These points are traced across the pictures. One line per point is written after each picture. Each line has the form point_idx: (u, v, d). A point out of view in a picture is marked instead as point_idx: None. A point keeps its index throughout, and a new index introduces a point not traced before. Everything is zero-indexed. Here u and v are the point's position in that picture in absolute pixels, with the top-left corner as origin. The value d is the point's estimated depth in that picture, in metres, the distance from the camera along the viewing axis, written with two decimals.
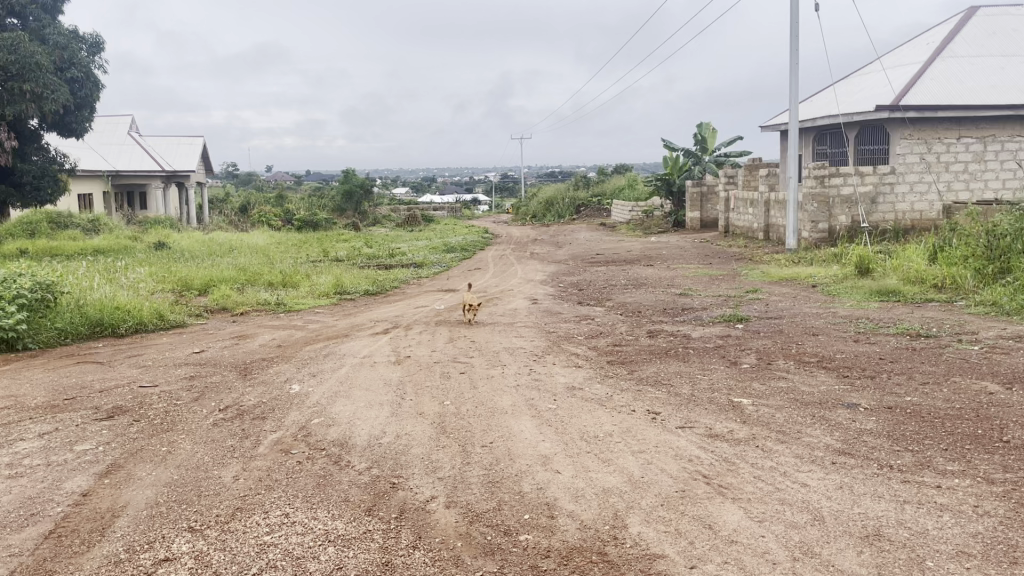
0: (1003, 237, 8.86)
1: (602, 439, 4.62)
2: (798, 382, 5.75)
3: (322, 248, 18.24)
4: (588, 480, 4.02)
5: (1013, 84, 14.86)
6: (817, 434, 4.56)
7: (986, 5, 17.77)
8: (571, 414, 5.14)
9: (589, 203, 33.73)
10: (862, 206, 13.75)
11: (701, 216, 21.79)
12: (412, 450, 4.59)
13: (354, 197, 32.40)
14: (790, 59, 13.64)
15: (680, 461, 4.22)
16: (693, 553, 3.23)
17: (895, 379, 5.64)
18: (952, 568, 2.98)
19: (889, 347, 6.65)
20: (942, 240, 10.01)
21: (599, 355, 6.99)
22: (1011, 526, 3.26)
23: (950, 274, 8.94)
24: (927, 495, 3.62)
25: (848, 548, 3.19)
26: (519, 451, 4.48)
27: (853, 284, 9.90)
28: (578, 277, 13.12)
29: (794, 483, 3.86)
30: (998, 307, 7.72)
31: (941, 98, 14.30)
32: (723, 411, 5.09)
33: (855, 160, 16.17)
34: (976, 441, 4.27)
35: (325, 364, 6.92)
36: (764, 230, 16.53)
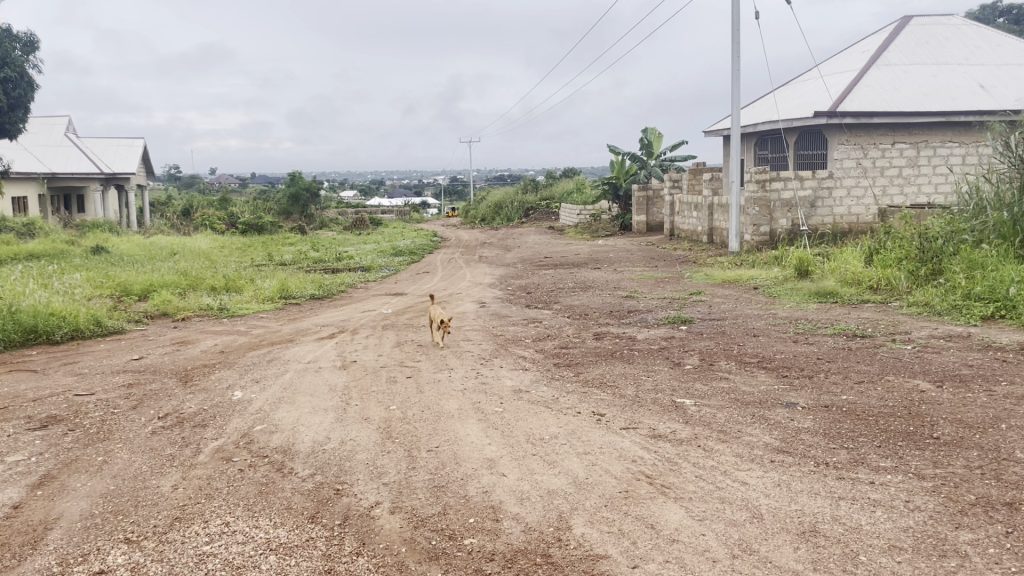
0: (935, 239, 9.18)
1: (548, 442, 4.64)
2: (738, 382, 5.87)
3: (267, 252, 17.97)
4: (533, 482, 4.05)
5: (945, 91, 15.41)
6: (756, 433, 4.65)
7: (917, 16, 18.43)
8: (518, 417, 5.17)
9: (538, 206, 33.95)
10: (801, 210, 14.10)
11: (647, 220, 22.04)
12: (357, 455, 4.55)
13: (301, 200, 31.91)
14: (732, 66, 13.93)
15: (624, 462, 4.27)
16: (635, 553, 3.27)
17: (832, 378, 5.79)
18: (885, 562, 3.07)
19: (827, 347, 6.83)
20: (877, 243, 10.33)
21: (545, 357, 7.03)
22: (940, 520, 3.37)
23: (885, 275, 9.23)
24: (860, 491, 3.73)
25: (785, 544, 3.27)
26: (465, 455, 4.48)
27: (792, 286, 10.15)
28: (526, 280, 13.18)
29: (734, 481, 3.93)
30: (930, 308, 7.99)
31: (877, 104, 14.77)
32: (667, 412, 5.18)
33: (796, 165, 16.56)
34: (907, 438, 4.41)
35: (269, 370, 6.81)
36: (708, 233, 16.82)
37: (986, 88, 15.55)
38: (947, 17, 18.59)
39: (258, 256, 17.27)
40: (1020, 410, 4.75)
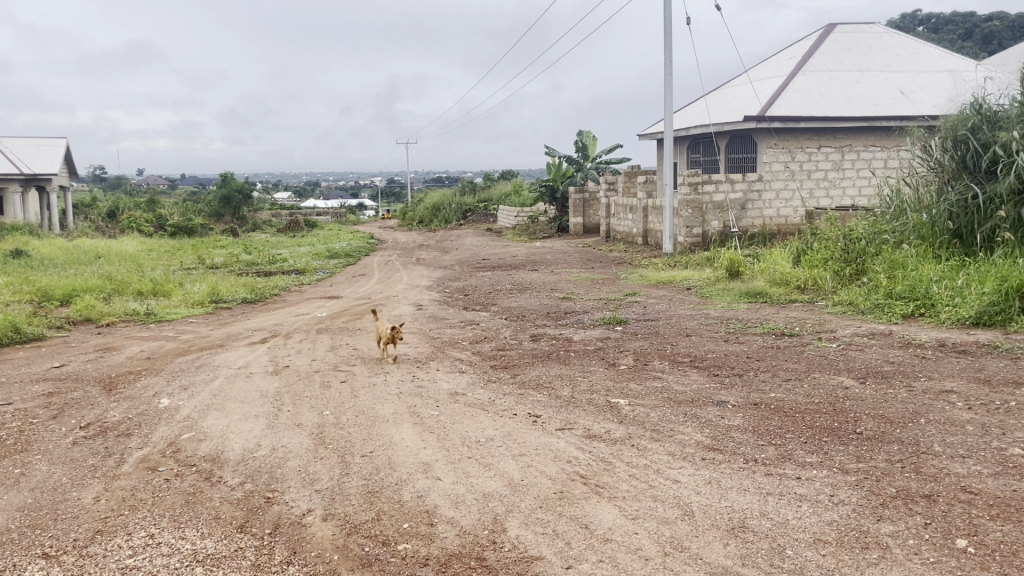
0: (859, 241, 9.50)
1: (484, 444, 4.63)
2: (671, 381, 5.95)
3: (197, 254, 17.52)
4: (469, 485, 4.03)
5: (867, 97, 15.96)
6: (688, 431, 4.74)
7: (840, 24, 19.04)
8: (454, 419, 5.14)
9: (476, 209, 33.85)
10: (732, 212, 14.41)
11: (584, 221, 22.24)
12: (288, 462, 4.47)
13: (233, 202, 31.23)
14: (665, 71, 14.18)
15: (559, 463, 4.29)
16: (569, 553, 3.29)
17: (761, 376, 5.94)
18: (810, 556, 3.15)
19: (757, 346, 6.99)
20: (804, 244, 10.64)
21: (481, 360, 7.02)
22: (863, 513, 3.48)
23: (812, 275, 9.51)
24: (787, 486, 3.82)
25: (715, 540, 3.33)
26: (400, 459, 4.44)
27: (724, 286, 10.37)
28: (464, 282, 13.15)
29: (666, 479, 4.00)
30: (855, 307, 8.24)
31: (803, 109, 15.22)
32: (601, 411, 5.23)
33: (727, 168, 16.94)
34: (832, 434, 4.54)
35: (198, 376, 6.64)
36: (642, 235, 17.07)
37: (906, 95, 16.16)
38: (870, 26, 19.25)
39: (188, 259, 16.81)
40: (938, 405, 4.94)
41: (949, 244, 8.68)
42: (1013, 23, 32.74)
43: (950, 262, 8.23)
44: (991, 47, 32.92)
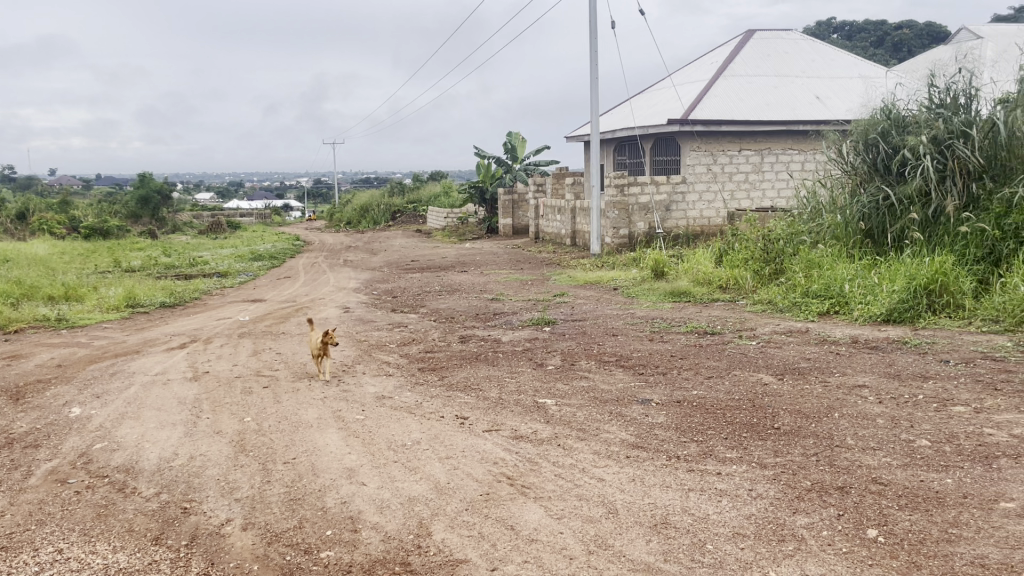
0: (777, 241, 9.77)
1: (410, 448, 4.59)
2: (597, 381, 6.01)
3: (113, 258, 16.86)
4: (394, 489, 3.99)
5: (785, 102, 16.49)
6: (613, 429, 4.79)
7: (759, 31, 19.61)
8: (379, 423, 5.08)
9: (404, 209, 33.60)
10: (657, 214, 14.67)
11: (513, 223, 22.31)
12: (207, 470, 4.34)
13: (151, 203, 30.18)
14: (590, 73, 14.34)
15: (485, 464, 4.29)
16: (495, 555, 3.28)
17: (684, 374, 6.05)
18: (730, 550, 3.22)
19: (680, 344, 7.13)
20: (725, 245, 10.90)
21: (409, 362, 6.96)
22: (779, 506, 3.58)
23: (732, 275, 9.76)
24: (708, 481, 3.90)
25: (637, 537, 3.37)
26: (324, 465, 4.36)
27: (650, 286, 10.56)
28: (392, 283, 13.02)
29: (591, 478, 4.03)
30: (774, 306, 8.48)
31: (724, 113, 15.62)
32: (529, 412, 5.24)
33: (652, 171, 17.26)
34: (751, 429, 4.67)
35: (112, 384, 6.38)
36: (571, 236, 17.23)
37: (822, 100, 16.74)
38: (787, 32, 19.87)
39: (102, 262, 16.17)
40: (851, 399, 5.12)
41: (861, 244, 9.01)
42: (920, 32, 34.45)
43: (862, 261, 8.54)
44: (901, 55, 34.56)
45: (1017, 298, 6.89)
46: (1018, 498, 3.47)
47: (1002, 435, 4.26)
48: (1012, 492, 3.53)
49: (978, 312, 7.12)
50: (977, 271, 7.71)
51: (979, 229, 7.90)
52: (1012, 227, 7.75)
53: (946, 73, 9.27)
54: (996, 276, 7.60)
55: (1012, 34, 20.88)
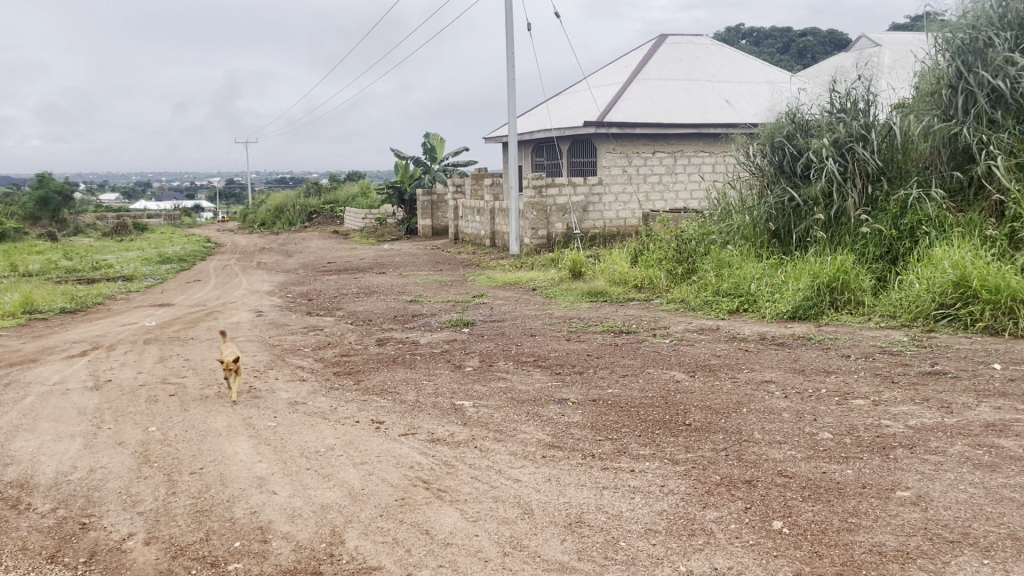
0: (689, 241, 10.01)
1: (323, 454, 4.50)
2: (515, 381, 6.04)
3: (10, 261, 15.99)
4: (306, 498, 3.90)
5: (696, 105, 16.95)
6: (529, 430, 4.81)
7: (670, 35, 20.08)
8: (292, 430, 4.96)
9: (321, 210, 33.00)
10: (575, 215, 14.85)
11: (432, 223, 22.19)
12: (108, 484, 4.16)
13: (52, 204, 28.76)
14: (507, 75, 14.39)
15: (401, 469, 4.24)
16: (409, 560, 3.25)
17: (600, 373, 6.12)
18: (641, 546, 3.27)
19: (596, 343, 7.23)
20: (641, 245, 11.10)
21: (324, 366, 6.83)
22: (690, 501, 3.66)
23: (647, 274, 9.96)
24: (622, 479, 3.95)
25: (552, 537, 3.39)
26: (233, 475, 4.24)
27: (568, 286, 10.68)
28: (307, 286, 12.77)
29: (507, 479, 4.03)
30: (688, 304, 8.69)
31: (639, 116, 15.94)
32: (446, 415, 5.21)
33: (570, 172, 17.43)
34: (664, 425, 4.76)
35: (6, 396, 6.05)
36: (490, 237, 17.26)
37: (731, 104, 17.27)
38: (698, 37, 20.43)
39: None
40: (758, 394, 5.28)
41: (769, 243, 9.31)
42: (823, 39, 35.97)
43: (769, 260, 8.82)
44: (806, 61, 36.00)
45: (912, 295, 7.24)
46: (913, 486, 3.63)
47: (898, 426, 4.46)
48: (907, 481, 3.70)
49: (877, 308, 7.44)
50: (876, 269, 8.07)
51: (878, 229, 8.26)
52: (907, 227, 8.13)
53: (846, 79, 9.64)
54: (893, 274, 7.97)
55: (906, 42, 21.94)
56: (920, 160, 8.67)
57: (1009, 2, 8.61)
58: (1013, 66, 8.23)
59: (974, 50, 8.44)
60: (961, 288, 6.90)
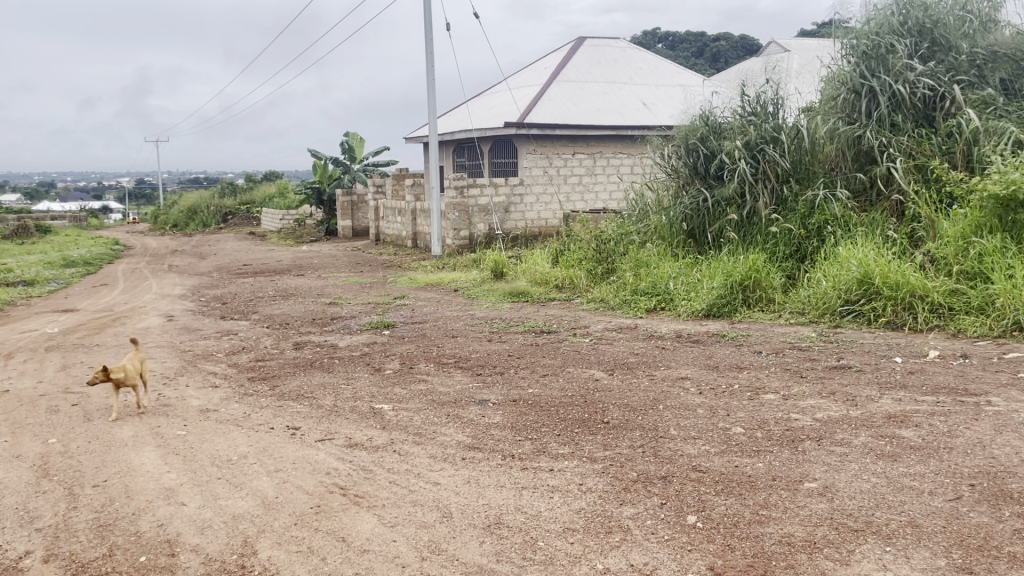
0: (608, 241, 10.14)
1: (236, 463, 4.36)
2: (435, 383, 5.99)
3: None
4: (217, 508, 3.77)
5: (614, 107, 17.21)
6: (449, 432, 4.78)
7: (588, 38, 20.32)
8: (203, 438, 4.80)
9: (237, 210, 32.14)
10: (496, 215, 14.86)
11: (352, 224, 21.86)
12: (3, 500, 3.93)
13: None
14: (427, 76, 14.31)
15: (317, 475, 4.14)
16: (323, 570, 3.17)
17: (520, 374, 6.13)
18: (560, 545, 3.28)
19: (518, 344, 7.24)
20: (561, 245, 11.19)
21: (238, 372, 6.64)
22: (608, 498, 3.69)
23: (568, 274, 10.04)
24: (541, 479, 3.96)
25: (471, 540, 3.37)
26: (140, 486, 4.07)
27: (490, 287, 10.69)
28: (222, 289, 12.41)
29: (426, 483, 3.99)
30: (607, 303, 8.79)
31: (558, 117, 16.08)
32: (364, 419, 5.13)
33: (491, 173, 17.45)
34: (583, 424, 4.79)
35: None
36: (411, 238, 17.10)
37: (648, 106, 17.60)
38: (616, 40, 20.75)
39: None
40: (674, 391, 5.38)
41: (685, 243, 9.50)
42: (735, 44, 37.16)
43: (685, 260, 8.99)
44: (719, 65, 37.09)
45: (820, 292, 7.49)
46: (820, 477, 3.75)
47: (806, 419, 4.61)
48: (814, 472, 3.82)
49: (786, 305, 7.68)
50: (786, 268, 8.32)
51: (787, 228, 8.53)
52: (815, 226, 8.42)
53: (756, 83, 9.93)
54: (801, 272, 8.23)
55: (814, 49, 22.77)
56: (826, 161, 8.99)
57: (908, 10, 9.03)
58: (912, 72, 8.64)
59: (876, 56, 8.83)
60: (865, 286, 7.20)
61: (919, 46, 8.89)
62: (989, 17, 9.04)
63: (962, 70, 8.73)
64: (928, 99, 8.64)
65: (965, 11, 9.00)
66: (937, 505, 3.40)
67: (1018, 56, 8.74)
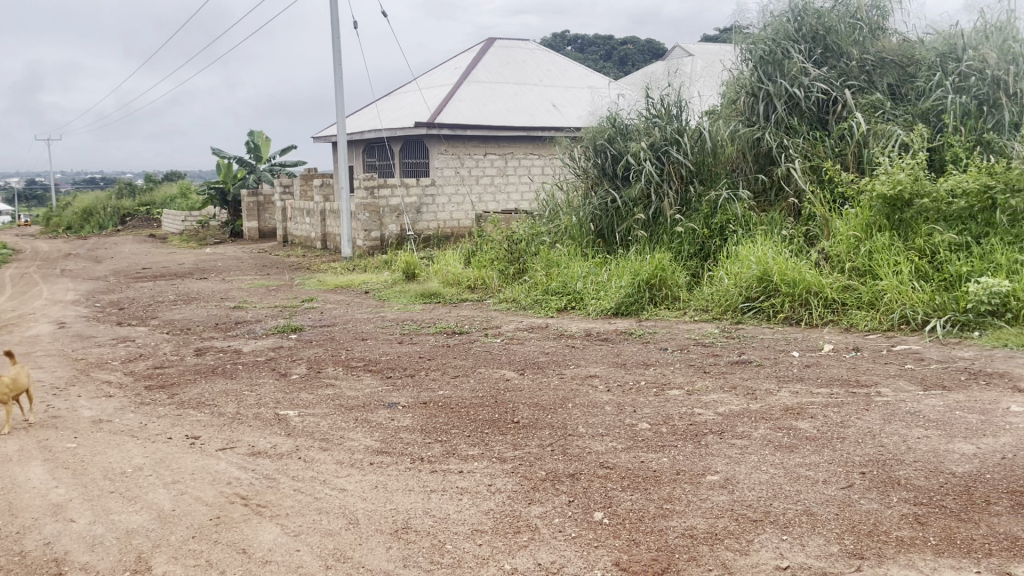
0: (520, 242, 10.18)
1: (131, 475, 4.17)
2: (344, 388, 5.87)
3: None
4: (109, 524, 3.59)
5: (525, 108, 17.31)
6: (357, 437, 4.70)
7: (498, 39, 20.37)
8: (96, 451, 4.57)
9: (136, 211, 30.98)
10: (408, 216, 14.70)
11: (259, 226, 21.30)
12: None
13: None
14: (335, 75, 14.06)
15: (217, 486, 3.99)
16: None
17: (431, 375, 6.09)
18: (468, 547, 3.26)
19: (428, 345, 7.18)
20: (473, 246, 11.17)
21: (135, 380, 6.35)
22: (517, 499, 3.68)
23: (480, 275, 10.03)
24: (450, 481, 3.93)
25: (378, 546, 3.31)
26: (25, 503, 3.84)
27: (402, 288, 10.58)
28: (119, 294, 11.88)
29: (332, 489, 3.90)
30: (518, 303, 8.83)
31: (469, 117, 16.07)
32: (268, 426, 4.98)
33: (402, 173, 17.28)
34: (493, 425, 4.78)
35: None
36: (321, 239, 16.78)
37: (557, 108, 17.79)
38: (525, 42, 20.88)
39: None
40: (583, 389, 5.43)
41: (594, 243, 9.62)
42: (642, 47, 38.09)
43: (594, 260, 9.11)
44: (626, 68, 37.94)
45: (722, 289, 7.70)
46: (721, 470, 3.85)
47: (709, 414, 4.73)
48: (716, 465, 3.92)
49: (691, 303, 7.87)
50: (690, 266, 8.52)
51: (691, 228, 8.75)
52: (717, 226, 8.67)
53: (660, 86, 10.15)
54: (705, 270, 8.45)
55: (715, 53, 23.49)
56: (727, 163, 9.26)
57: (802, 17, 9.41)
58: (806, 77, 8.99)
59: (773, 61, 9.15)
60: (764, 283, 7.44)
61: (813, 52, 9.26)
62: (878, 25, 9.50)
63: (853, 76, 9.14)
64: (821, 102, 9.02)
65: (855, 19, 9.43)
66: (831, 493, 3.53)
67: (903, 63, 9.22)
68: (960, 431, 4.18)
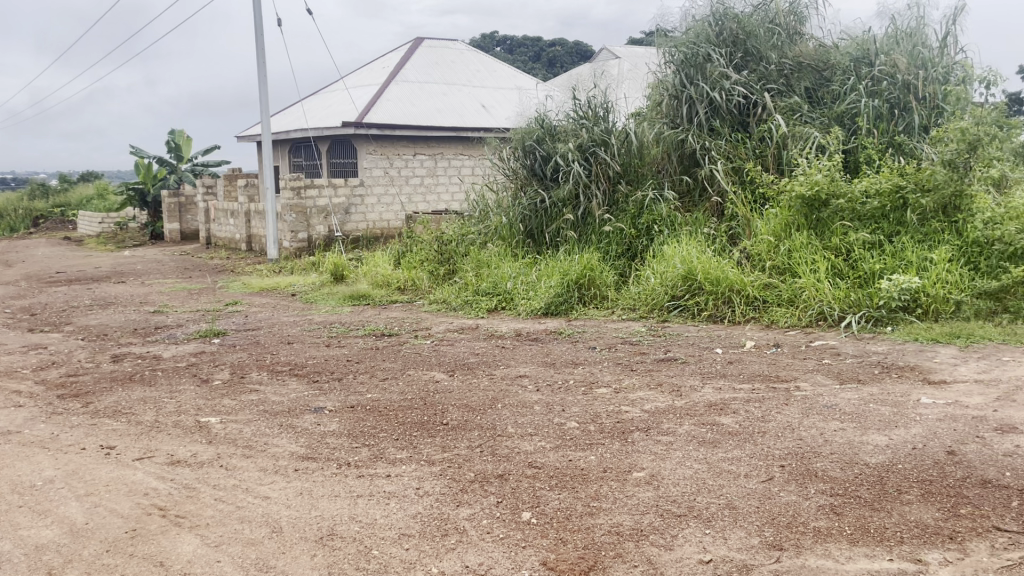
0: (449, 243, 10.13)
1: (40, 488, 3.98)
2: (269, 393, 5.73)
3: None
4: (16, 540, 3.43)
5: (453, 109, 17.26)
6: (282, 443, 4.59)
7: (426, 39, 20.25)
8: (3, 464, 4.35)
9: (50, 213, 29.75)
10: (336, 216, 14.45)
11: (181, 227, 20.68)
12: None
13: None
14: (259, 73, 13.76)
15: (133, 497, 3.85)
16: None
17: (359, 378, 6.01)
18: (395, 552, 3.22)
19: (357, 348, 7.09)
20: (403, 247, 11.06)
21: (46, 389, 6.08)
22: (446, 502, 3.65)
23: (409, 276, 9.95)
24: (377, 486, 3.88)
25: (302, 554, 3.24)
26: None
27: (330, 290, 10.41)
28: (30, 299, 11.37)
29: (254, 498, 3.80)
30: (448, 304, 8.79)
31: (397, 117, 15.94)
32: (189, 434, 4.83)
33: (329, 173, 17.02)
34: (422, 427, 4.74)
35: None
36: (246, 241, 16.38)
37: (486, 108, 17.79)
38: (453, 42, 20.81)
39: None
40: (512, 389, 5.43)
41: (524, 243, 9.65)
42: (570, 49, 38.45)
43: (524, 260, 9.15)
44: (555, 71, 38.24)
45: (648, 289, 7.81)
46: (647, 467, 3.90)
47: (636, 411, 4.79)
48: (642, 462, 3.97)
49: (619, 301, 7.96)
50: (618, 266, 8.63)
51: (618, 228, 8.87)
52: (643, 226, 8.80)
53: (586, 87, 10.23)
54: (632, 270, 8.57)
55: (642, 56, 23.83)
56: (653, 164, 9.41)
57: (723, 21, 9.61)
58: (727, 80, 9.19)
59: (695, 64, 9.33)
60: (689, 282, 7.58)
61: (733, 55, 9.47)
62: (795, 30, 9.77)
63: (772, 79, 9.38)
64: (742, 105, 9.24)
65: (774, 24, 9.69)
66: (752, 486, 3.62)
67: (820, 67, 9.50)
68: (874, 423, 4.34)
